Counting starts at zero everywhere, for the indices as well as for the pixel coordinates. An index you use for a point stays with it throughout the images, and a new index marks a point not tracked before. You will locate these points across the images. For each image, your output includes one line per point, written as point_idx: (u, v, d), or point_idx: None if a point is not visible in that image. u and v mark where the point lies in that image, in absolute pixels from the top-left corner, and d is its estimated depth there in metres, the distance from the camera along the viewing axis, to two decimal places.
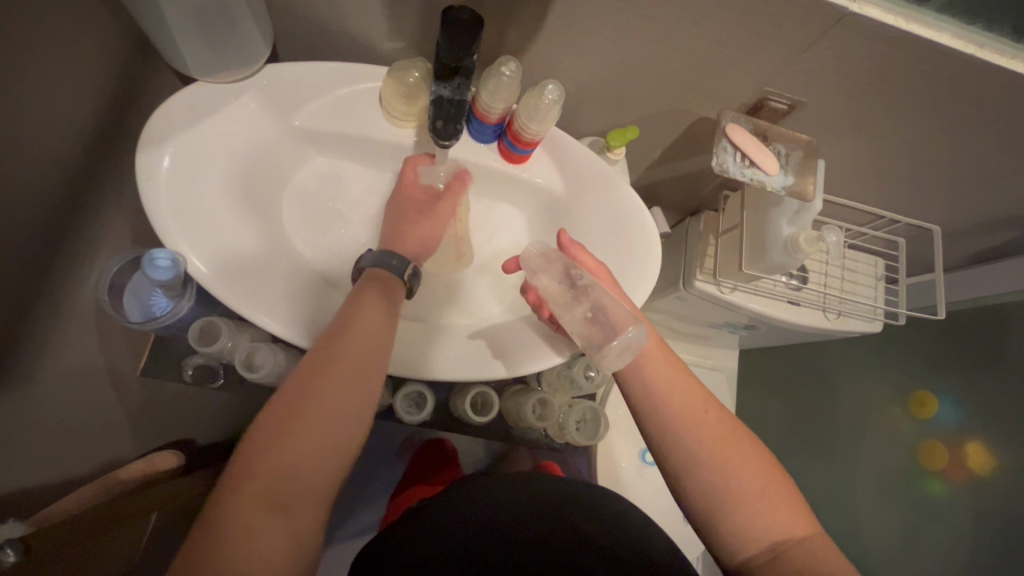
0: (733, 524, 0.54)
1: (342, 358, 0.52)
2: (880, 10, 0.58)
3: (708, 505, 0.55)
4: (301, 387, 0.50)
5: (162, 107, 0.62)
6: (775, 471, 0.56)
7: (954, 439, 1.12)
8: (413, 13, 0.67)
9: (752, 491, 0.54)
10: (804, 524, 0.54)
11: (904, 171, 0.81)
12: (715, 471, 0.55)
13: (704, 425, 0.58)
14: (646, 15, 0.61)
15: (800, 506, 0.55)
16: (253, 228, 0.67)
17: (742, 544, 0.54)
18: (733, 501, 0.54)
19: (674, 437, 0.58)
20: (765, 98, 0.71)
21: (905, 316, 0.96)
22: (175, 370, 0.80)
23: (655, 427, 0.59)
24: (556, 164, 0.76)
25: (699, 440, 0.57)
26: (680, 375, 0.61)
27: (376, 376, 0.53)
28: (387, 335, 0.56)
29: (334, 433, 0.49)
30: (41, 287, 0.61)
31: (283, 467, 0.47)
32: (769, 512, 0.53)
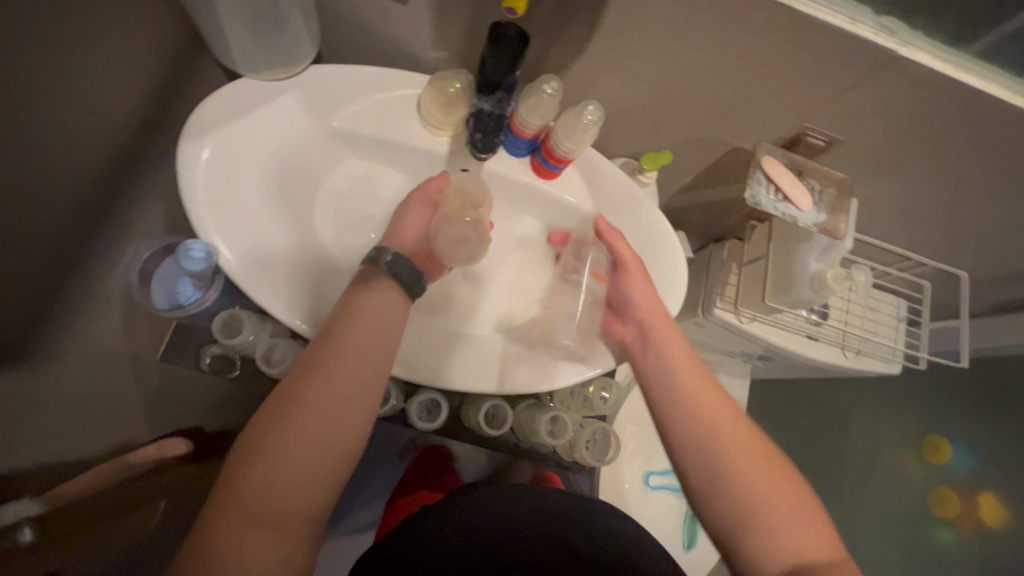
0: (728, 501, 0.55)
1: (335, 363, 0.50)
2: (929, 55, 0.58)
3: (705, 478, 0.56)
4: (296, 394, 0.49)
5: (207, 101, 0.64)
6: (779, 464, 0.57)
7: (967, 487, 1.15)
8: (460, 25, 0.67)
9: (750, 477, 0.55)
10: (828, 548, 0.53)
11: (937, 215, 0.81)
12: (739, 483, 0.55)
13: (729, 437, 0.57)
14: (692, 44, 0.61)
15: (799, 497, 0.55)
16: (284, 224, 0.68)
17: (732, 522, 0.54)
18: (733, 482, 0.55)
19: (682, 410, 0.59)
20: (803, 134, 0.71)
21: (925, 360, 0.95)
22: (192, 358, 0.76)
23: (660, 394, 0.61)
24: (586, 182, 0.76)
25: (704, 417, 0.58)
26: (705, 386, 0.61)
27: (369, 381, 0.51)
28: (386, 339, 0.54)
29: (324, 443, 0.48)
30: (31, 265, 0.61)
31: (273, 471, 0.46)
32: (795, 531, 0.53)
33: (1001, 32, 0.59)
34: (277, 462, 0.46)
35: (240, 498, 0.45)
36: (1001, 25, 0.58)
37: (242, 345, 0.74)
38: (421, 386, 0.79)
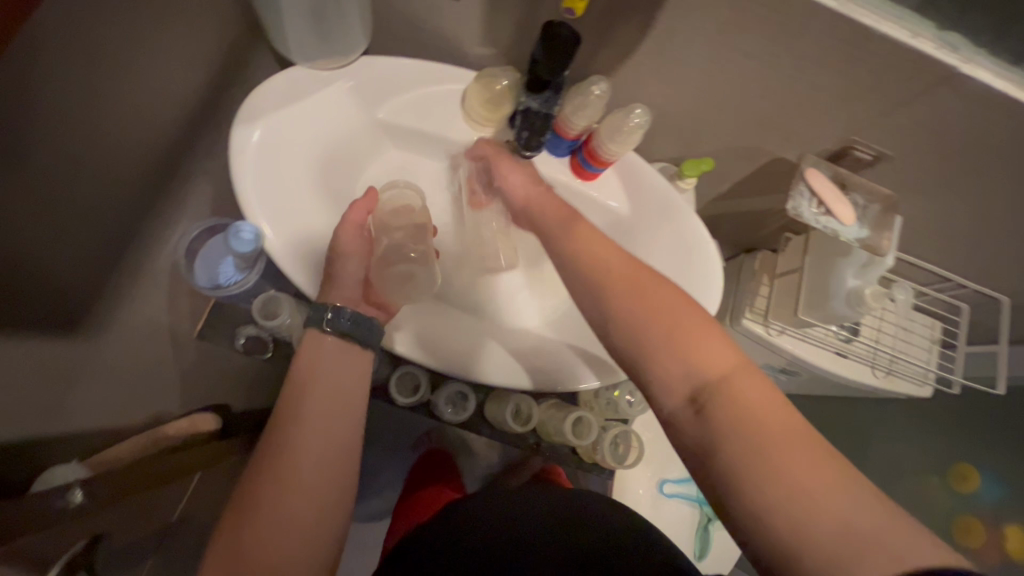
0: (650, 375, 0.48)
1: (313, 419, 0.51)
2: (992, 73, 0.57)
3: (627, 359, 0.50)
4: (282, 435, 0.50)
5: (261, 87, 0.65)
6: (698, 316, 0.49)
7: (992, 519, 1.11)
8: (511, 24, 0.68)
9: (664, 339, 0.48)
10: (733, 369, 0.46)
11: (982, 237, 0.79)
12: (641, 329, 0.49)
13: (634, 287, 0.51)
14: (745, 52, 0.61)
15: (721, 342, 0.47)
16: (326, 211, 0.69)
17: (668, 395, 0.47)
18: (652, 355, 0.48)
19: (598, 290, 0.52)
20: (850, 147, 0.70)
21: (959, 384, 0.92)
22: (226, 338, 0.79)
23: (566, 282, 0.55)
24: (625, 187, 0.76)
25: (608, 293, 0.52)
26: (611, 248, 0.55)
27: (349, 405, 0.53)
28: (357, 390, 0.55)
29: (319, 471, 0.49)
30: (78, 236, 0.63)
31: (264, 545, 0.44)
32: (699, 356, 0.46)
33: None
34: (278, 500, 0.46)
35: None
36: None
37: (278, 328, 0.75)
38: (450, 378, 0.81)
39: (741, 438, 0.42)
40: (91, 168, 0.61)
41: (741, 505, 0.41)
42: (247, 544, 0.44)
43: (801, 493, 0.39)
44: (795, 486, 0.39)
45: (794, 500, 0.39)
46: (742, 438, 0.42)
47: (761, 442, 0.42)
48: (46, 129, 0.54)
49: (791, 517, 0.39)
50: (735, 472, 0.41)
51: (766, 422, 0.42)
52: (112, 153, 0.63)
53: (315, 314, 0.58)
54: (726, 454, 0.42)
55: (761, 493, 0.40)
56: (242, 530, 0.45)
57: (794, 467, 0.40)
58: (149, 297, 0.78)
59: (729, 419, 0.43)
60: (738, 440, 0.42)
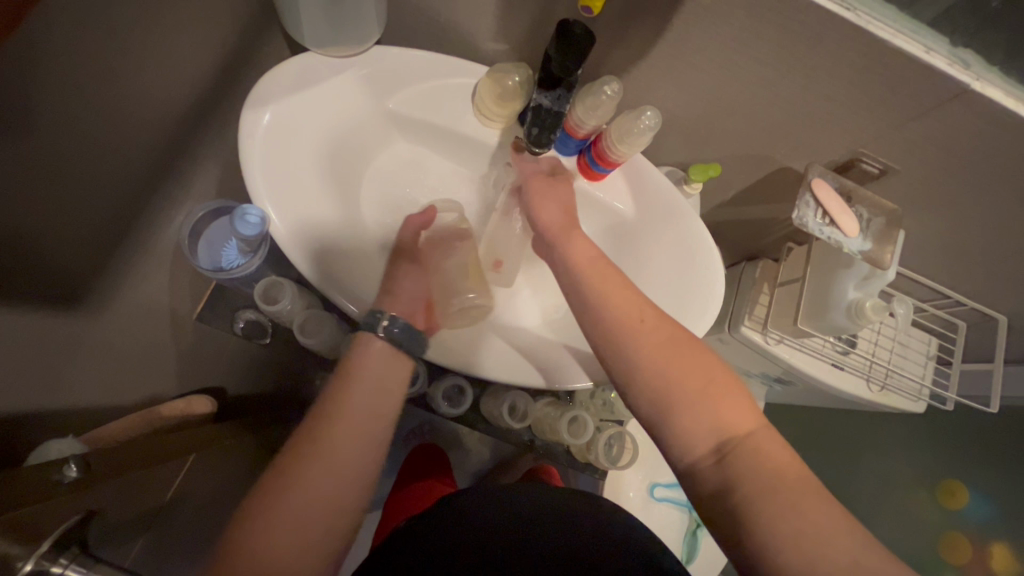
0: (673, 425, 0.52)
1: (351, 420, 0.51)
2: (1003, 91, 0.57)
3: (653, 407, 0.53)
4: (325, 424, 0.50)
5: (273, 72, 0.65)
6: (722, 375, 0.54)
7: (978, 537, 1.12)
8: (526, 20, 0.68)
9: (692, 395, 0.52)
10: (745, 420, 0.51)
11: (981, 255, 0.79)
12: (661, 378, 0.53)
13: (647, 335, 0.55)
14: (758, 60, 0.61)
15: (744, 404, 0.52)
16: (332, 198, 0.68)
17: (690, 445, 0.51)
18: (678, 406, 0.52)
19: (619, 342, 0.56)
20: (858, 159, 0.70)
21: (953, 401, 0.93)
22: (225, 322, 0.78)
23: (593, 325, 0.58)
24: (631, 188, 0.76)
25: (640, 344, 0.55)
26: (629, 293, 0.59)
27: (387, 404, 0.54)
28: (395, 399, 0.55)
29: (354, 466, 0.49)
30: (83, 212, 0.63)
31: (278, 537, 0.45)
32: (718, 409, 0.52)
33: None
34: (311, 488, 0.47)
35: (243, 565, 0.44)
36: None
37: (278, 314, 0.74)
38: (448, 371, 0.81)
39: (756, 483, 0.47)
40: (100, 144, 0.61)
41: (758, 547, 0.45)
42: (278, 525, 0.45)
43: (810, 534, 0.44)
44: (811, 534, 0.44)
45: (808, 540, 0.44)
46: (762, 488, 0.47)
47: (777, 492, 0.46)
48: (58, 102, 0.54)
49: (809, 561, 0.43)
50: (752, 516, 0.46)
51: (782, 477, 0.47)
52: (121, 130, 0.63)
53: (372, 321, 0.56)
54: (745, 501, 0.47)
55: (781, 541, 0.44)
56: (269, 522, 0.45)
57: (809, 516, 0.45)
58: (152, 276, 0.78)
59: (748, 467, 0.48)
60: (756, 489, 0.47)
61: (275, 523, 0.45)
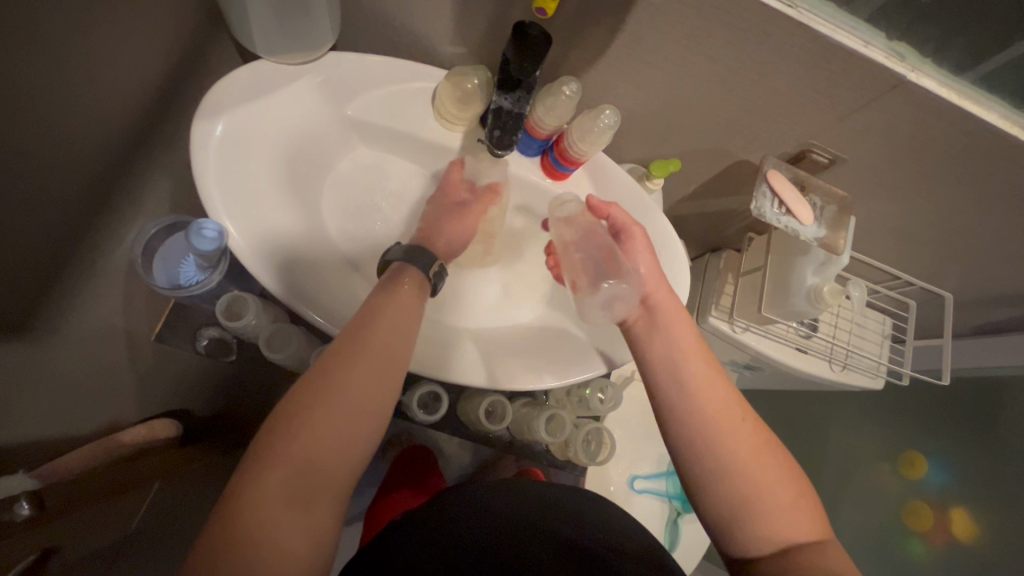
0: (744, 530, 0.49)
1: (360, 369, 0.48)
2: (935, 81, 0.60)
3: (721, 512, 0.50)
4: (332, 367, 0.47)
5: (224, 81, 0.63)
6: (803, 488, 0.51)
7: (939, 503, 1.15)
8: (482, 23, 0.68)
9: (765, 498, 0.49)
10: (816, 528, 0.49)
11: (926, 237, 0.83)
12: (747, 476, 0.50)
13: (735, 429, 0.52)
14: (709, 56, 0.63)
15: (812, 510, 0.50)
16: (293, 208, 0.67)
17: (754, 546, 0.49)
18: (753, 513, 0.49)
19: (700, 431, 0.52)
20: (808, 150, 0.73)
21: (908, 376, 0.97)
22: (185, 342, 0.76)
23: (681, 425, 0.53)
24: (594, 186, 0.77)
25: (729, 448, 0.51)
26: (719, 383, 0.55)
27: (399, 349, 0.51)
28: (406, 345, 0.52)
29: (358, 415, 0.46)
30: (24, 234, 0.60)
31: (275, 482, 0.42)
32: (791, 512, 0.49)
33: (1009, 54, 0.61)
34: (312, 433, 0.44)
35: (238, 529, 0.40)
36: (1013, 45, 0.60)
37: (243, 330, 0.72)
38: (423, 377, 0.80)
39: None
40: (37, 161, 0.58)
41: None
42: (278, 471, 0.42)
43: None
44: None
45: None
46: None
47: None
48: None
49: None
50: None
51: None
52: (62, 146, 0.60)
53: (417, 259, 0.59)
54: None
55: None
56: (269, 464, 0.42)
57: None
58: (105, 297, 0.75)
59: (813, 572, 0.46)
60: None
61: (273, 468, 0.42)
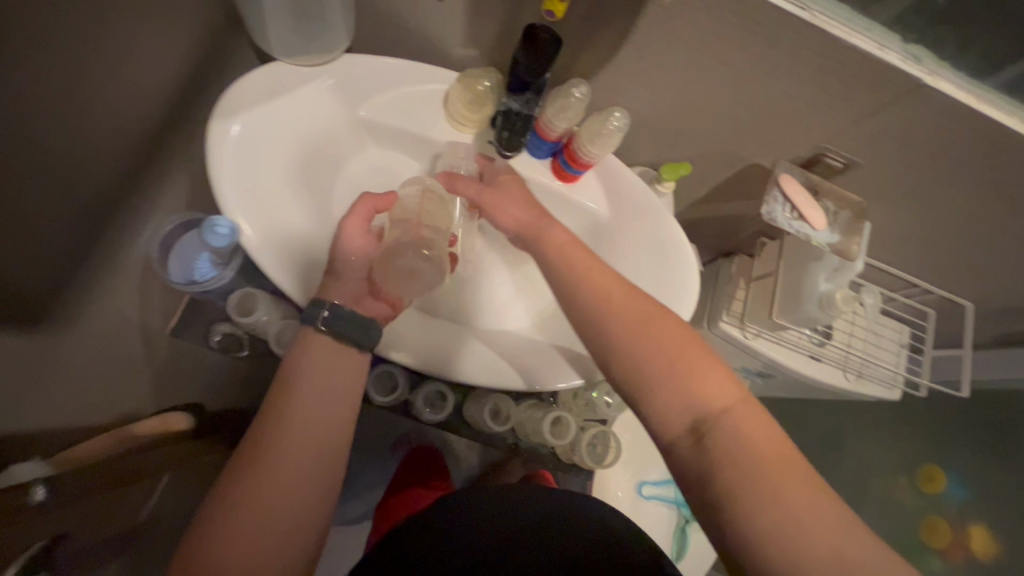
0: (654, 407, 0.53)
1: (296, 430, 0.49)
2: (953, 85, 0.59)
3: (629, 392, 0.54)
4: (269, 432, 0.48)
5: (241, 82, 0.65)
6: (703, 357, 0.54)
7: (958, 519, 1.14)
8: (493, 26, 0.69)
9: (667, 374, 0.53)
10: (722, 393, 0.52)
11: (945, 244, 0.82)
12: (638, 356, 0.54)
13: (618, 314, 0.56)
14: (721, 59, 0.63)
15: (717, 378, 0.52)
16: (304, 207, 0.68)
17: (665, 422, 0.52)
18: (658, 390, 0.53)
19: (592, 324, 0.57)
20: (822, 154, 0.72)
21: (926, 387, 0.95)
22: (199, 336, 0.77)
23: (579, 318, 0.58)
24: (603, 189, 0.77)
25: (623, 339, 0.55)
26: (606, 276, 0.59)
27: (336, 402, 0.52)
28: (346, 395, 0.53)
29: (300, 473, 0.48)
30: (47, 228, 0.62)
31: (226, 550, 0.44)
32: (690, 381, 0.52)
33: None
34: (254, 499, 0.45)
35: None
36: None
37: (255, 326, 0.73)
38: (429, 377, 0.81)
39: (728, 462, 0.48)
40: (60, 157, 0.60)
41: (742, 532, 0.46)
42: (223, 540, 0.44)
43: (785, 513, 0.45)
44: (784, 509, 0.45)
45: (795, 540, 0.44)
46: (735, 464, 0.48)
47: (753, 468, 0.47)
48: (17, 118, 0.53)
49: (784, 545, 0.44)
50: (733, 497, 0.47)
51: (755, 449, 0.48)
52: (86, 145, 0.63)
53: (309, 313, 0.55)
54: (723, 476, 0.48)
55: (753, 524, 0.45)
56: (213, 537, 0.44)
57: (786, 496, 0.45)
58: (122, 291, 0.77)
59: (717, 442, 0.49)
60: (728, 477, 0.47)
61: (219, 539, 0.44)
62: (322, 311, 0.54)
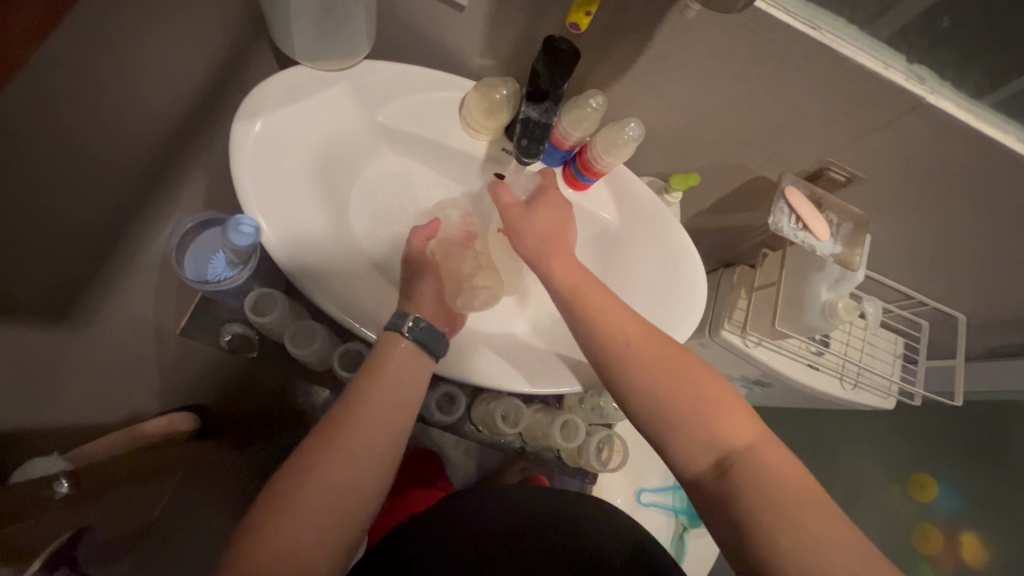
0: (679, 443, 0.55)
1: (371, 410, 0.52)
2: (953, 104, 0.62)
3: (657, 426, 0.56)
4: (348, 412, 0.51)
5: (265, 85, 0.66)
6: (726, 395, 0.55)
7: (949, 528, 1.16)
8: (513, 37, 0.71)
9: (691, 413, 0.54)
10: (746, 431, 0.53)
11: (940, 257, 0.85)
12: (661, 393, 0.55)
13: (638, 351, 0.57)
14: (733, 74, 0.65)
15: (742, 416, 0.54)
16: (323, 209, 0.69)
17: (692, 459, 0.54)
18: (682, 428, 0.54)
19: (613, 359, 0.58)
20: (826, 168, 0.75)
21: (920, 396, 0.97)
22: (211, 336, 0.77)
23: (596, 354, 0.59)
24: (614, 198, 0.79)
25: (645, 374, 0.56)
26: (624, 313, 0.60)
27: (409, 393, 0.55)
28: (418, 391, 0.56)
29: (372, 453, 0.50)
30: (69, 223, 0.62)
31: (299, 515, 0.45)
32: (718, 421, 0.54)
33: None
34: (328, 469, 0.48)
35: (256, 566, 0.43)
36: None
37: (269, 326, 0.74)
38: (441, 379, 0.82)
39: (758, 495, 0.50)
40: (88, 154, 0.60)
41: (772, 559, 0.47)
42: (294, 502, 0.46)
43: (811, 542, 0.47)
44: (810, 541, 0.47)
45: (809, 555, 0.47)
46: (762, 498, 0.49)
47: (783, 502, 0.49)
48: (50, 115, 0.54)
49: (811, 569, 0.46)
50: (749, 517, 0.49)
51: (782, 485, 0.50)
52: (111, 143, 0.63)
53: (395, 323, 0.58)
54: (750, 508, 0.50)
55: (780, 550, 0.47)
56: (286, 501, 0.46)
57: (811, 526, 0.48)
58: (135, 288, 0.77)
59: (744, 479, 0.51)
60: (756, 507, 0.49)
61: (290, 500, 0.46)
62: (410, 320, 0.57)
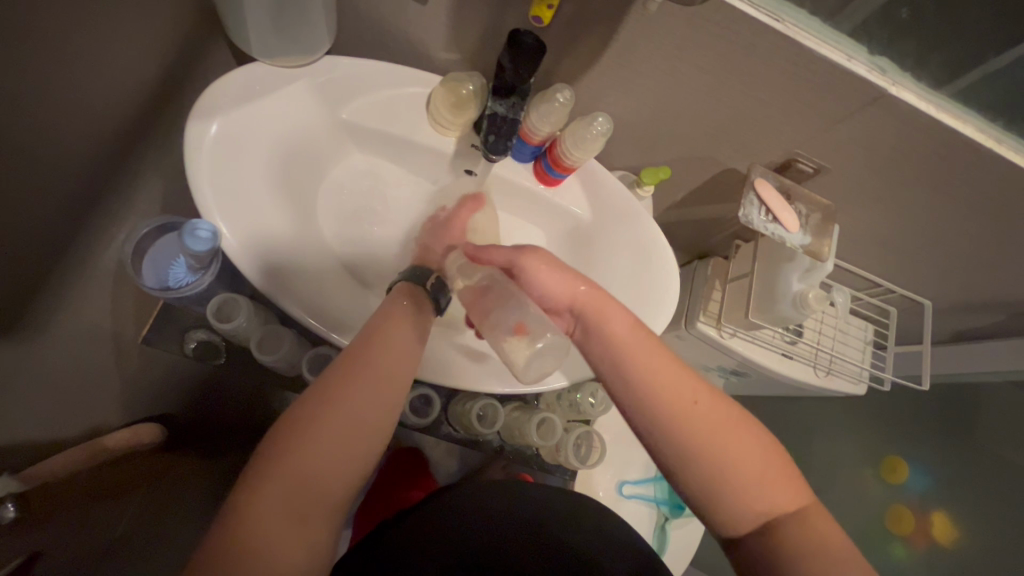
0: (728, 513, 0.50)
1: (364, 376, 0.50)
2: (914, 95, 0.63)
3: (708, 493, 0.50)
4: (339, 377, 0.50)
5: (220, 82, 0.63)
6: (773, 454, 0.52)
7: (920, 507, 1.20)
8: (478, 31, 0.69)
9: (746, 481, 0.50)
10: (796, 496, 0.50)
11: (906, 245, 0.86)
12: (714, 459, 0.50)
13: (693, 415, 0.51)
14: (699, 67, 0.65)
15: (792, 481, 0.51)
16: (287, 210, 0.66)
17: (740, 526, 0.50)
18: (732, 495, 0.49)
19: (666, 425, 0.51)
20: (794, 159, 0.75)
21: (889, 381, 0.99)
22: (175, 344, 0.75)
23: (643, 420, 0.52)
24: (585, 193, 0.78)
25: (697, 438, 0.50)
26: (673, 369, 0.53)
27: (402, 362, 0.53)
28: (411, 362, 0.54)
29: (362, 421, 0.49)
30: (14, 230, 0.59)
31: (285, 478, 0.45)
32: (771, 486, 0.50)
33: (981, 75, 0.64)
34: (319, 433, 0.46)
35: (231, 533, 0.42)
36: (985, 63, 0.63)
37: (233, 332, 0.71)
38: (415, 382, 0.81)
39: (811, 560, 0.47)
40: (28, 159, 0.57)
41: None
42: (283, 464, 0.45)
43: None
44: None
45: None
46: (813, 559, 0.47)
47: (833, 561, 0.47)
48: None
49: None
50: None
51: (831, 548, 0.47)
52: (57, 145, 0.60)
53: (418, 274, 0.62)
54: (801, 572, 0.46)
55: None
56: (274, 462, 0.45)
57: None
58: (90, 296, 0.74)
59: (797, 544, 0.48)
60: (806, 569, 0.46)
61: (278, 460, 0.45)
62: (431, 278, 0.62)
